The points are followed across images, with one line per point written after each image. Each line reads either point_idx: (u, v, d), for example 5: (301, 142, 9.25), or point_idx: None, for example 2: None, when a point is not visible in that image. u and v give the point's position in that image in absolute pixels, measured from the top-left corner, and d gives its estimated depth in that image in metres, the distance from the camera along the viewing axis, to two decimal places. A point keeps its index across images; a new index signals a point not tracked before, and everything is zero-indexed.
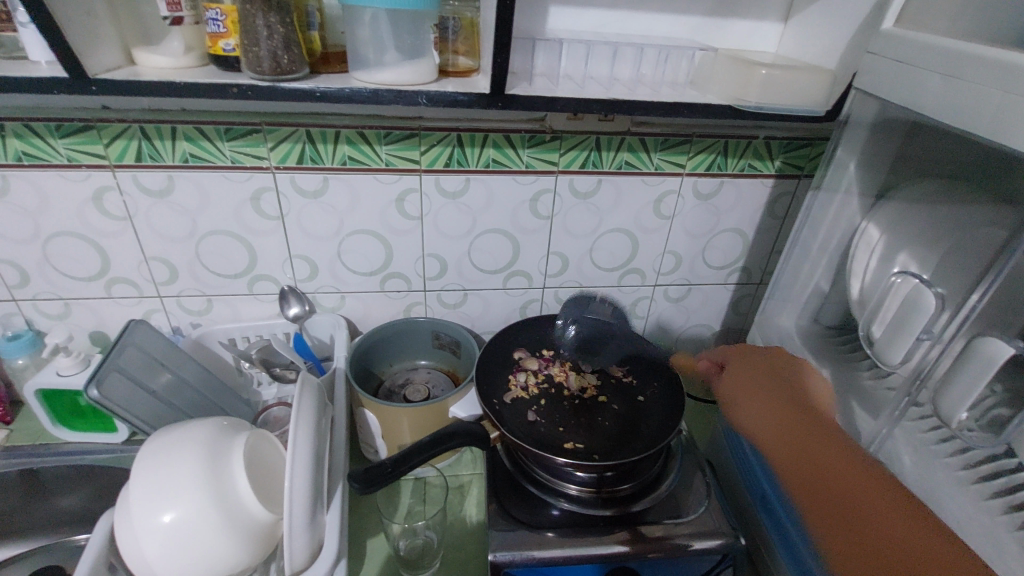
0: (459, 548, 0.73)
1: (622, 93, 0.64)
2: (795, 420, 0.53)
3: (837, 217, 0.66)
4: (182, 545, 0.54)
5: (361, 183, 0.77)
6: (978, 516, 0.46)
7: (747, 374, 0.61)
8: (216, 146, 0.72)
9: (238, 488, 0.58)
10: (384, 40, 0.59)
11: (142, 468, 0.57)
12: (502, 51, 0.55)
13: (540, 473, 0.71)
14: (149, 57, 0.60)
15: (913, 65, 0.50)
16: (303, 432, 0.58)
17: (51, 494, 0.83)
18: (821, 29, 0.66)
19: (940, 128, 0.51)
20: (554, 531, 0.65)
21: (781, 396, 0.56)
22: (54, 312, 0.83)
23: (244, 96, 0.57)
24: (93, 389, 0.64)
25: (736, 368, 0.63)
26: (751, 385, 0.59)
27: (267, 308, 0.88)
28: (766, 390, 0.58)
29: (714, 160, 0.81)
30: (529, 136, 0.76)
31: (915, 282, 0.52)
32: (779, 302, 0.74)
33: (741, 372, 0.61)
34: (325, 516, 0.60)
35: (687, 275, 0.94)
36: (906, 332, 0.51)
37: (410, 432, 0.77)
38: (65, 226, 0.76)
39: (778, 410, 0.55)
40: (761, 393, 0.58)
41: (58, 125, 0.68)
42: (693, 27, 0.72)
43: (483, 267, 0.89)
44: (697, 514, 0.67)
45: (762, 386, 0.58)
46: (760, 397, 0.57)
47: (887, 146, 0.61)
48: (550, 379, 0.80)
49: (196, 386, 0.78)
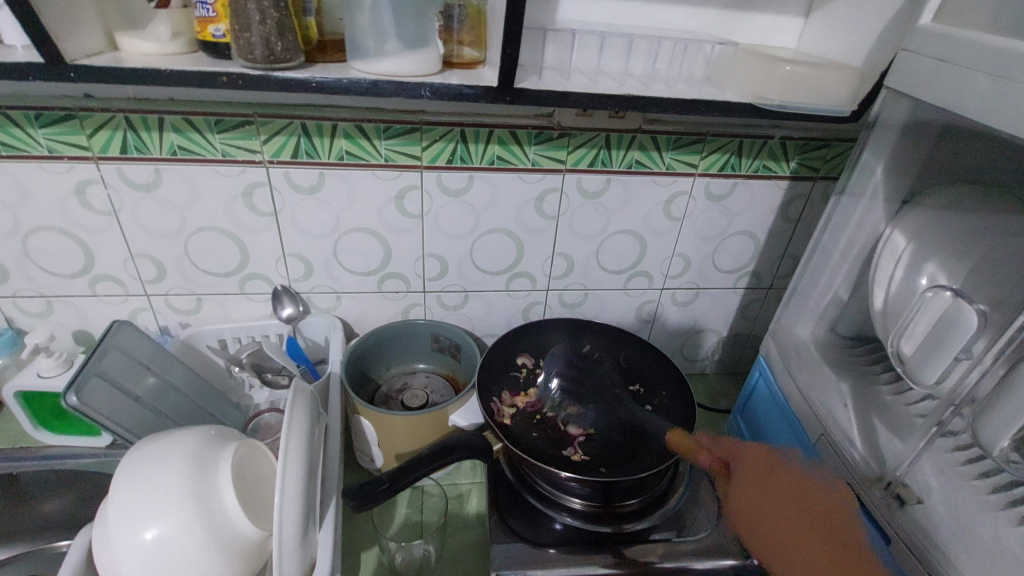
0: (458, 561, 0.70)
1: (636, 89, 0.61)
2: (778, 503, 0.59)
3: (860, 223, 0.63)
4: (164, 564, 0.51)
5: (359, 179, 0.74)
6: (1015, 544, 0.44)
7: (764, 480, 0.62)
8: (207, 138, 0.68)
9: (226, 503, 0.55)
10: (385, 28, 0.55)
11: (124, 480, 0.54)
12: (513, 42, 0.52)
13: (543, 485, 0.68)
14: (131, 42, 0.56)
15: (955, 64, 0.47)
16: (295, 444, 0.55)
17: (32, 500, 0.79)
18: (848, 25, 0.62)
19: (980, 131, 0.48)
20: (557, 548, 0.62)
21: (800, 492, 0.58)
22: (35, 310, 0.80)
23: (234, 85, 0.53)
24: (72, 396, 0.60)
25: (748, 470, 0.64)
26: (765, 489, 0.61)
27: (260, 308, 0.85)
28: (776, 493, 0.60)
29: (728, 160, 0.78)
30: (536, 132, 0.73)
31: (951, 296, 0.50)
32: (794, 311, 0.70)
33: (752, 474, 0.63)
34: (317, 533, 0.57)
35: (695, 279, 0.91)
36: (942, 351, 0.49)
37: (408, 440, 0.73)
38: (46, 220, 0.72)
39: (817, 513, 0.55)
40: (768, 492, 0.60)
41: (37, 114, 0.64)
42: (709, 20, 0.69)
43: (485, 268, 0.85)
44: (706, 532, 0.64)
45: (773, 488, 0.60)
46: (763, 492, 0.61)
47: (916, 148, 0.58)
48: (563, 394, 0.75)
49: (183, 391, 0.74)
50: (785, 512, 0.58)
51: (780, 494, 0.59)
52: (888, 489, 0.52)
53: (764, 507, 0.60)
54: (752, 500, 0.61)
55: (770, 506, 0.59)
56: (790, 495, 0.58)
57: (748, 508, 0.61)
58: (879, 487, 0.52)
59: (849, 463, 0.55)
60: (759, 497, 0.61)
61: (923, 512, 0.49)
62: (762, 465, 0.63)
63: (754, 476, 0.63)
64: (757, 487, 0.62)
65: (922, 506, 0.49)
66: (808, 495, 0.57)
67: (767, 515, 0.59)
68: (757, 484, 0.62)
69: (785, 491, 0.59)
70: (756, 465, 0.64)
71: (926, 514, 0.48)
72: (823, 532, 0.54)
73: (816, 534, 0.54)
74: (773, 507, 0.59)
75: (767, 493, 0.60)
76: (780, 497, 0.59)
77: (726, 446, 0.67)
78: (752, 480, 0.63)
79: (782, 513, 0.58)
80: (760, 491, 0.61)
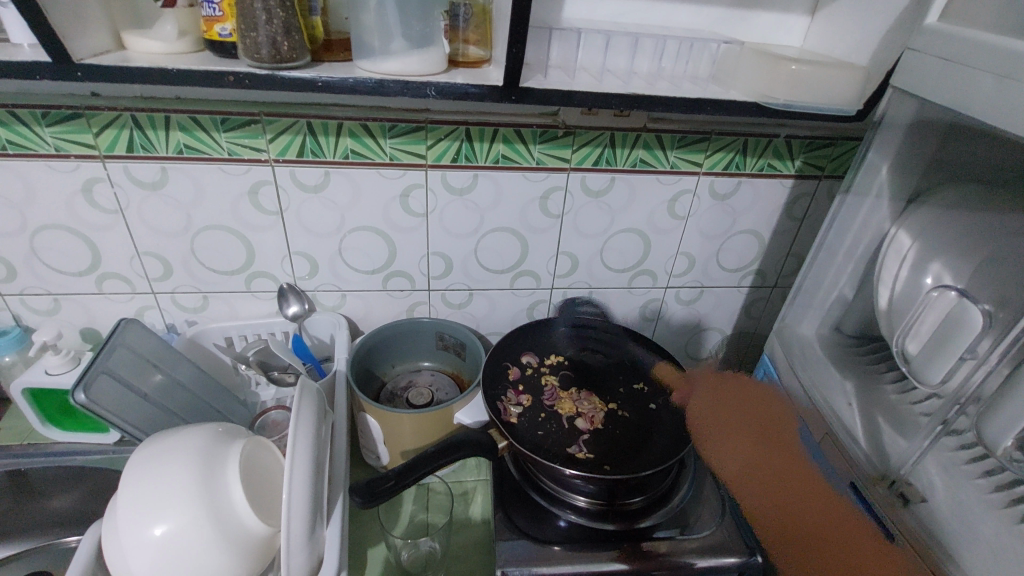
0: (464, 558, 0.70)
1: (641, 88, 0.61)
2: (732, 432, 0.69)
3: (865, 222, 0.63)
4: (174, 560, 0.52)
5: (365, 178, 0.74)
6: None
7: (717, 414, 0.72)
8: (213, 137, 0.68)
9: (233, 500, 0.55)
10: (391, 27, 0.55)
11: (133, 477, 0.54)
12: (519, 41, 0.52)
13: (547, 483, 0.68)
14: (138, 41, 0.56)
15: (961, 63, 0.47)
16: (301, 442, 0.55)
17: (41, 496, 0.80)
18: (853, 24, 0.62)
19: (987, 131, 0.48)
20: (562, 545, 0.63)
21: (750, 421, 0.68)
22: (42, 308, 0.80)
23: (241, 85, 0.53)
24: (80, 393, 0.61)
25: (701, 404, 0.74)
26: (732, 431, 0.69)
27: (266, 306, 0.85)
28: (730, 419, 0.70)
29: (733, 159, 0.78)
30: (541, 131, 0.73)
31: (956, 297, 0.50)
32: (799, 310, 0.70)
33: (711, 410, 0.73)
34: (324, 529, 0.57)
35: (699, 277, 0.91)
36: (946, 350, 0.49)
37: (414, 438, 0.74)
38: (54, 218, 0.72)
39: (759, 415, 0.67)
40: (733, 438, 0.68)
41: (44, 112, 0.65)
42: (715, 18, 0.68)
43: (490, 267, 0.85)
44: (711, 530, 0.65)
45: (729, 419, 0.70)
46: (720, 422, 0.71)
47: (923, 147, 0.58)
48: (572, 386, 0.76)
49: (189, 388, 0.74)
50: (743, 433, 0.68)
51: (731, 424, 0.69)
52: (892, 488, 0.52)
53: (723, 437, 0.69)
54: (708, 422, 0.72)
55: (735, 433, 0.68)
56: (744, 409, 0.70)
57: (714, 439, 0.70)
58: (883, 486, 0.53)
59: (851, 461, 0.56)
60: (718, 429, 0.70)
61: (927, 510, 0.49)
62: (714, 404, 0.73)
63: (710, 408, 0.73)
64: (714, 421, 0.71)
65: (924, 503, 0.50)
66: (741, 418, 0.69)
67: (727, 444, 0.68)
68: (709, 413, 0.73)
69: (734, 419, 0.70)
70: (710, 398, 0.74)
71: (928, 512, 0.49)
72: (756, 441, 0.66)
73: (750, 443, 0.66)
74: (737, 442, 0.67)
75: (727, 428, 0.70)
76: (733, 418, 0.70)
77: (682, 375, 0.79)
78: (709, 412, 0.73)
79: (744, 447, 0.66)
80: (718, 424, 0.71)
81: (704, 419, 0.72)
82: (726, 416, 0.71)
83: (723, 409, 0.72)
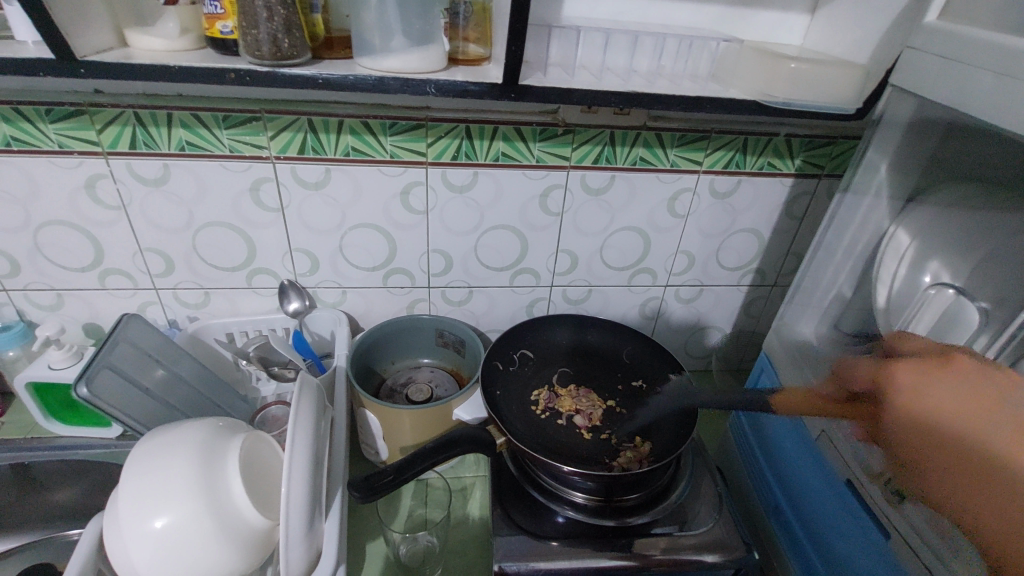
0: (462, 552, 0.71)
1: (641, 86, 0.61)
2: (934, 443, 0.44)
3: (864, 221, 0.63)
4: (174, 553, 0.52)
5: (365, 176, 0.74)
6: None
7: (911, 410, 0.46)
8: (214, 134, 0.69)
9: (233, 494, 0.55)
10: (391, 25, 0.55)
11: (134, 471, 0.55)
12: (518, 38, 0.52)
13: (545, 479, 0.68)
14: (141, 38, 0.56)
15: (960, 61, 0.47)
16: (300, 437, 0.55)
17: (44, 489, 0.81)
18: (853, 22, 0.62)
19: (986, 129, 0.47)
20: (558, 541, 0.63)
21: (958, 435, 0.43)
22: (46, 303, 0.81)
23: (242, 82, 0.54)
24: (82, 387, 0.61)
25: (888, 391, 0.49)
26: (927, 435, 0.45)
27: (267, 302, 0.85)
28: (926, 425, 0.45)
29: (733, 157, 0.78)
30: (540, 129, 0.73)
31: (953, 294, 0.54)
32: (797, 308, 0.70)
33: (900, 404, 0.47)
34: (323, 522, 0.57)
35: (699, 276, 0.91)
36: (943, 347, 0.53)
37: (413, 434, 0.74)
38: (57, 214, 0.73)
39: (961, 400, 0.44)
40: (929, 443, 0.45)
41: (48, 109, 0.65)
42: (715, 17, 0.69)
43: (490, 265, 0.86)
44: (709, 526, 0.65)
45: (922, 421, 0.45)
46: (918, 432, 0.46)
47: (922, 145, 0.58)
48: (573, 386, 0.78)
49: (190, 383, 0.75)
50: (949, 451, 0.43)
51: (936, 432, 0.44)
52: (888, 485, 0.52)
53: (924, 449, 0.45)
54: (902, 425, 0.47)
55: (944, 454, 0.44)
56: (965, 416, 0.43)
57: (917, 453, 0.46)
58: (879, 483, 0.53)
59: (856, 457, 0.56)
60: (911, 431, 0.46)
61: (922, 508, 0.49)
62: (898, 384, 0.48)
63: (902, 403, 0.47)
64: (905, 419, 0.47)
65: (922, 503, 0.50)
66: (952, 426, 0.43)
67: (930, 461, 0.45)
68: (898, 403, 0.48)
69: (944, 429, 0.44)
70: (906, 390, 0.47)
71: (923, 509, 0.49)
72: (971, 456, 0.42)
73: (963, 460, 0.42)
74: (939, 455, 0.44)
75: (926, 435, 0.45)
76: (945, 431, 0.44)
77: (878, 363, 0.51)
78: (902, 416, 0.47)
79: (949, 463, 0.43)
80: (914, 428, 0.46)
81: (898, 421, 0.47)
82: (917, 417, 0.46)
83: (913, 393, 0.47)
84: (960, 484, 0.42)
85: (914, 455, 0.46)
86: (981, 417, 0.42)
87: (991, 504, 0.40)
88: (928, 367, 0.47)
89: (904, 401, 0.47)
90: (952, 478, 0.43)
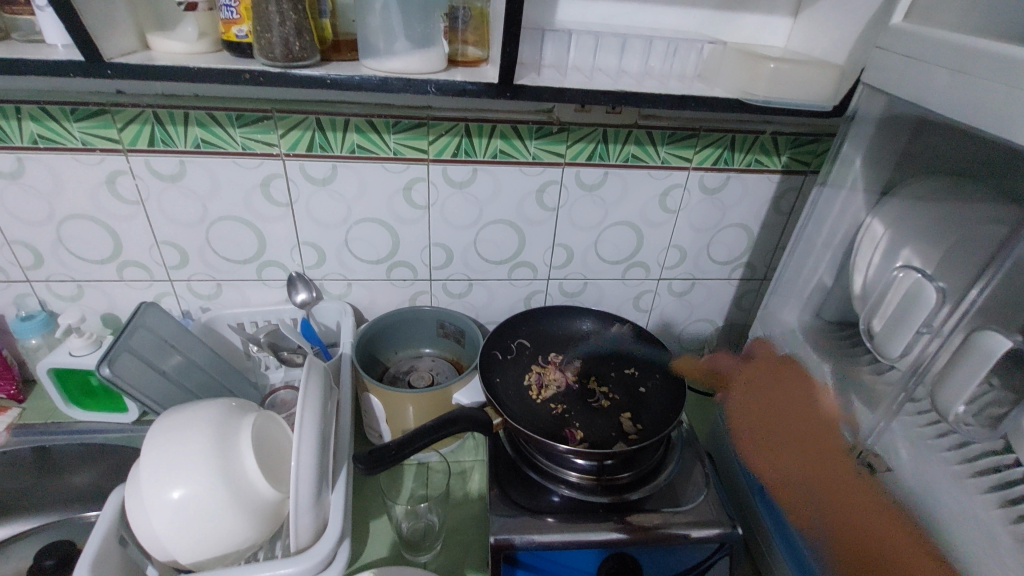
0: (461, 531, 0.74)
1: (630, 86, 0.65)
2: (791, 426, 0.65)
3: (841, 212, 0.66)
4: (192, 520, 0.56)
5: (370, 172, 0.78)
6: (977, 512, 0.47)
7: (756, 387, 0.72)
8: (228, 132, 0.73)
9: (246, 467, 0.59)
10: (395, 28, 0.59)
11: (153, 445, 0.58)
12: (512, 41, 0.56)
13: (541, 459, 0.72)
14: (163, 42, 0.61)
15: (921, 60, 0.50)
16: (310, 415, 0.59)
17: (63, 471, 0.85)
18: (830, 25, 0.66)
19: (948, 124, 0.51)
20: (554, 516, 0.66)
21: (810, 428, 0.63)
22: (66, 294, 0.85)
23: (256, 82, 0.58)
24: (105, 368, 0.66)
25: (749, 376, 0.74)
26: (784, 415, 0.66)
27: (276, 294, 0.89)
28: (780, 408, 0.67)
29: (721, 154, 0.81)
30: (536, 127, 0.77)
31: (916, 278, 0.55)
32: (781, 297, 0.73)
33: (751, 389, 0.73)
34: (330, 494, 0.61)
35: (691, 269, 0.94)
36: (903, 327, 0.54)
37: (414, 418, 0.78)
38: (79, 209, 0.77)
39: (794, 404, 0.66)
40: (782, 424, 0.66)
41: (73, 109, 0.69)
42: (702, 20, 0.72)
43: (489, 258, 0.89)
44: (696, 503, 0.68)
45: (781, 407, 0.67)
46: (773, 417, 0.67)
47: (893, 141, 0.61)
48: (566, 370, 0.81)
49: (204, 368, 0.79)
50: (789, 437, 0.64)
51: (799, 426, 0.63)
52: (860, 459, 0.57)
53: (766, 428, 0.68)
54: (748, 402, 0.72)
55: (784, 439, 0.65)
56: (797, 416, 0.64)
57: (756, 432, 0.69)
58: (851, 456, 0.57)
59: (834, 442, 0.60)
60: (762, 406, 0.69)
61: (891, 478, 0.54)
62: (765, 373, 0.72)
63: (757, 386, 0.72)
64: (754, 397, 0.71)
65: (891, 473, 0.54)
66: (798, 424, 0.64)
67: (764, 437, 0.68)
68: (755, 387, 0.72)
69: (802, 425, 0.63)
70: (762, 385, 0.71)
71: (892, 480, 0.54)
72: (820, 451, 0.61)
73: (807, 451, 0.62)
74: (781, 436, 0.66)
75: (777, 416, 0.67)
76: (790, 420, 0.65)
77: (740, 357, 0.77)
78: (751, 393, 0.72)
79: (800, 452, 0.62)
80: (758, 403, 0.71)
81: (746, 395, 0.73)
82: (770, 400, 0.69)
83: (762, 381, 0.72)
84: (811, 469, 0.61)
85: (770, 441, 0.67)
86: (818, 420, 0.62)
87: (835, 493, 0.58)
88: (775, 372, 0.70)
89: (752, 390, 0.72)
90: (787, 447, 0.64)
